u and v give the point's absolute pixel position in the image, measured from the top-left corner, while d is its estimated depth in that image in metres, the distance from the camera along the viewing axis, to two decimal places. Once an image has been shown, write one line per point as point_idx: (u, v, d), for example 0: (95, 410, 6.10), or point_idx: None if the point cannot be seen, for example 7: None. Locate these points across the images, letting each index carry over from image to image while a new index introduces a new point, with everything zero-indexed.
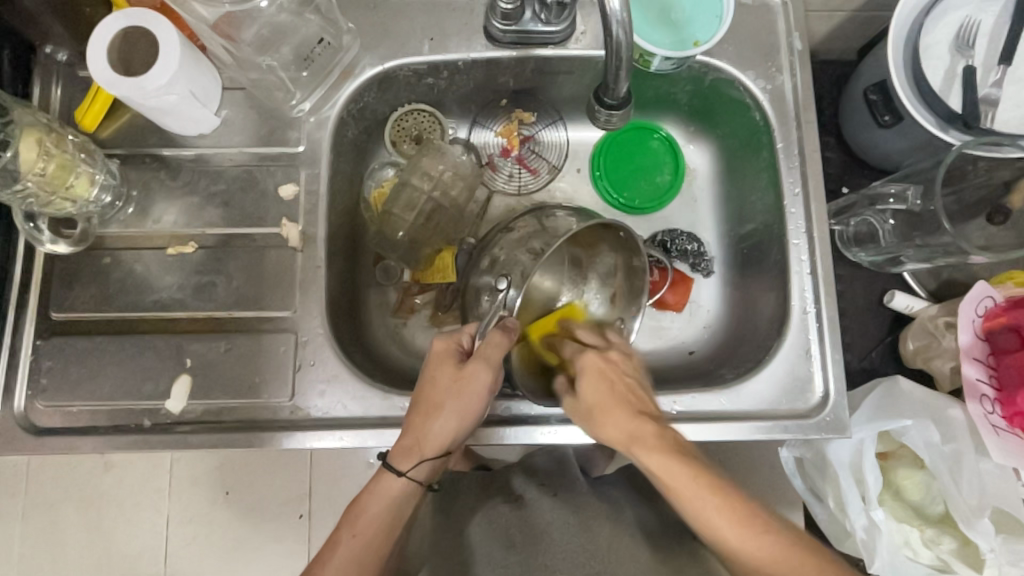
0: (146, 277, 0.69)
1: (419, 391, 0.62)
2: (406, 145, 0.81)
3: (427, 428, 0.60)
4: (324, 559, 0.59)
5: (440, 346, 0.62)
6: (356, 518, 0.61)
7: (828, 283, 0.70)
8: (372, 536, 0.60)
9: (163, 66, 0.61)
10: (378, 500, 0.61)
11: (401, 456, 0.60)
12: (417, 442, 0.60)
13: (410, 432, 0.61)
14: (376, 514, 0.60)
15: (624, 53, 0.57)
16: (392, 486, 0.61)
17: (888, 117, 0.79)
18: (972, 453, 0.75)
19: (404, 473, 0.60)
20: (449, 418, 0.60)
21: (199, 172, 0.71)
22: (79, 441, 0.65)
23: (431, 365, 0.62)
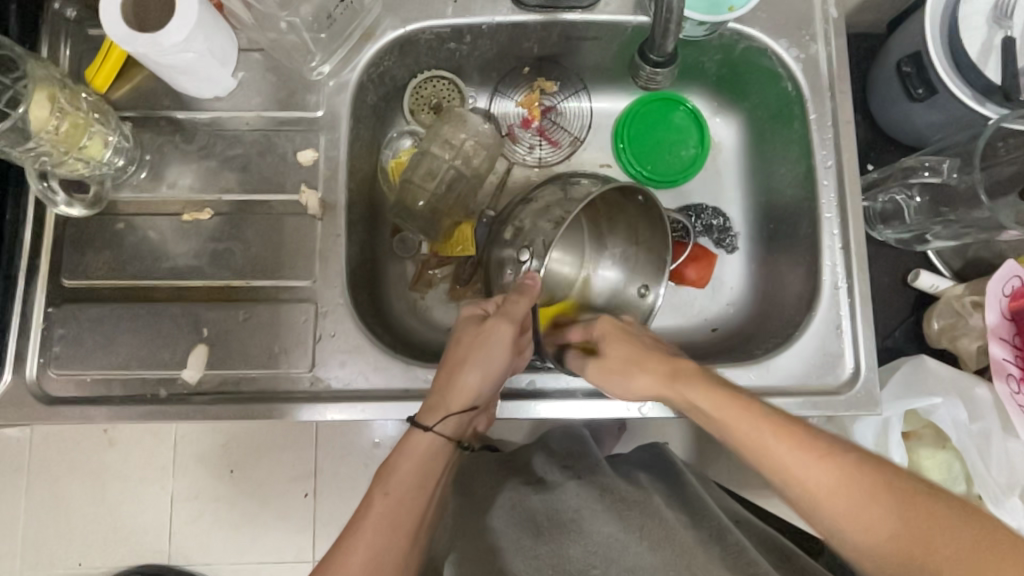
0: (161, 244, 0.67)
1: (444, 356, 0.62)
2: (425, 113, 0.78)
3: (452, 383, 0.60)
4: (355, 526, 0.52)
5: (466, 313, 0.64)
6: (389, 480, 0.54)
7: (861, 257, 0.68)
8: (405, 493, 0.54)
9: (181, 21, 0.58)
10: (409, 461, 0.56)
11: (427, 412, 0.59)
12: (444, 398, 0.59)
13: (436, 389, 0.60)
14: (409, 471, 0.55)
15: (676, 6, 0.59)
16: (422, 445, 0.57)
17: (922, 90, 0.77)
18: (999, 431, 0.74)
19: (431, 426, 0.57)
20: (473, 369, 0.60)
21: (214, 136, 0.69)
22: (93, 410, 0.63)
23: (455, 328, 0.64)
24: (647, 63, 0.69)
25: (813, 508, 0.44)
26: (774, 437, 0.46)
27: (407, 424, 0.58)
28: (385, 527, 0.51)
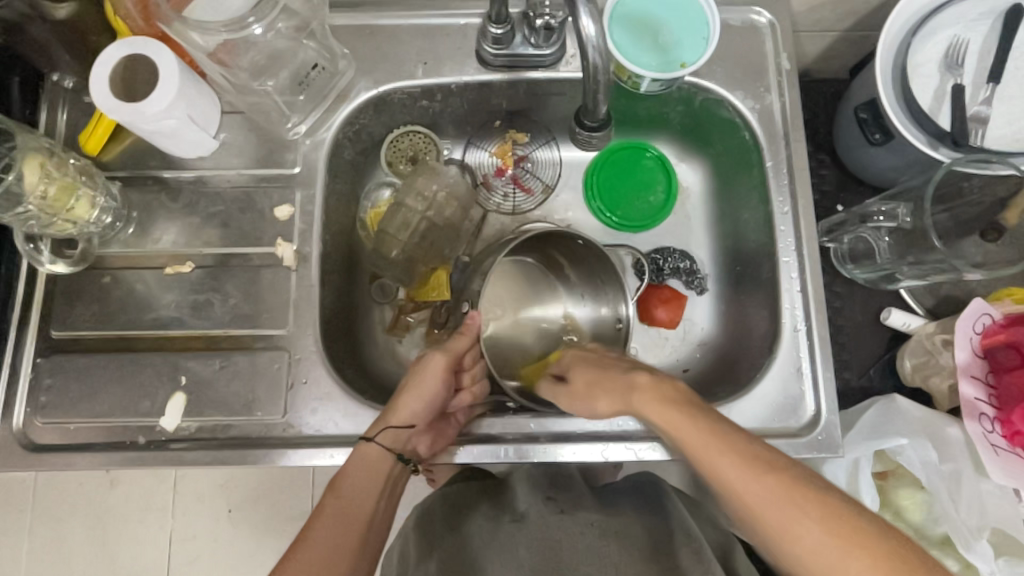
0: (146, 296, 0.70)
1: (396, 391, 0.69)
2: (403, 165, 0.82)
3: (399, 403, 0.66)
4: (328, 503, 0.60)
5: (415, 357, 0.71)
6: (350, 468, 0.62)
7: (818, 300, 0.70)
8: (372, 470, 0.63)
9: (163, 92, 0.63)
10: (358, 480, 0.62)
11: (377, 430, 0.65)
12: (390, 414, 0.65)
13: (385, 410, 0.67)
14: (375, 454, 0.64)
15: (601, 73, 0.61)
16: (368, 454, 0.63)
17: (879, 135, 0.79)
18: (971, 473, 0.74)
19: (369, 437, 0.64)
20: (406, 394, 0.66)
21: (197, 194, 0.73)
22: (76, 457, 0.66)
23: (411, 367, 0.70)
24: (584, 128, 0.72)
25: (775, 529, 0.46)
26: (728, 465, 0.49)
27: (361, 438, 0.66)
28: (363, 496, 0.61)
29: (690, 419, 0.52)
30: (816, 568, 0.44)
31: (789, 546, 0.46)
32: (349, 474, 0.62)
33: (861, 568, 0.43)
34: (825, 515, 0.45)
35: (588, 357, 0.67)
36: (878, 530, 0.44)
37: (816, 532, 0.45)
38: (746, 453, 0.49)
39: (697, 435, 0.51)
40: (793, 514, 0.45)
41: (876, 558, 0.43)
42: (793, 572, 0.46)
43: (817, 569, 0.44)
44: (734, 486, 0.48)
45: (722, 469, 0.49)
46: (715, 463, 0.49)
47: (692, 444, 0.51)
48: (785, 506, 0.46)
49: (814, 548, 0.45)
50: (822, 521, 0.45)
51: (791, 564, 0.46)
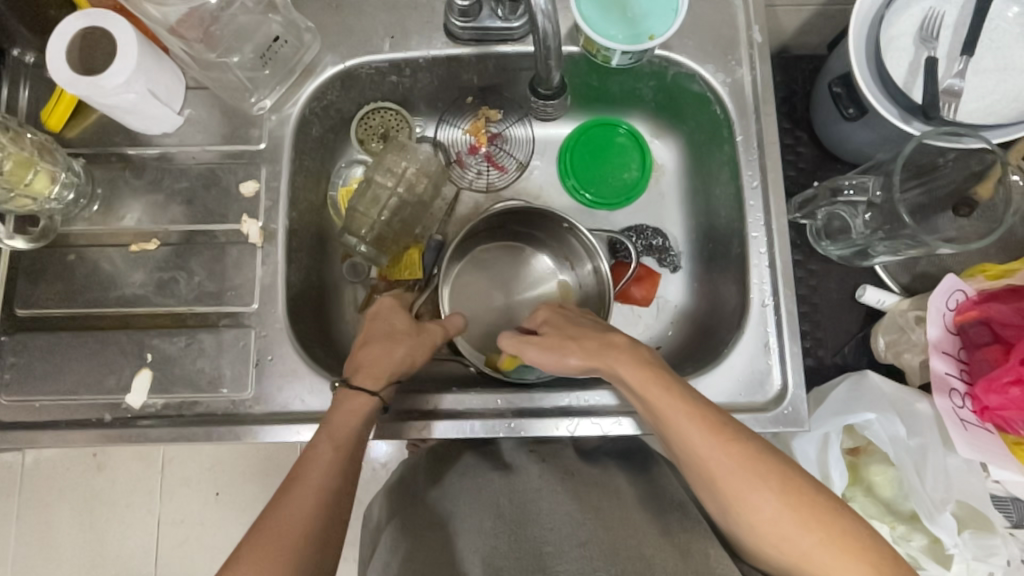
0: (112, 274, 0.70)
1: (370, 332, 0.66)
2: (374, 143, 0.81)
3: (392, 355, 0.63)
4: (306, 464, 0.55)
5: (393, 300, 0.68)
6: (336, 426, 0.58)
7: (786, 275, 0.69)
8: (356, 433, 0.59)
9: (119, 65, 0.62)
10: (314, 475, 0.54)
11: (367, 378, 0.62)
12: (382, 363, 0.63)
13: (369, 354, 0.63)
14: (357, 413, 0.60)
15: (553, 41, 0.61)
16: (358, 404, 0.60)
17: (853, 110, 0.78)
18: (938, 447, 0.74)
19: (372, 391, 0.61)
20: (405, 351, 0.64)
21: (163, 170, 0.72)
22: (42, 435, 0.65)
23: (386, 312, 0.67)
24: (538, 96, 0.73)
25: (733, 493, 0.51)
26: (699, 432, 0.52)
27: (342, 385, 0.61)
28: (343, 463, 0.56)
29: (670, 390, 0.54)
30: (763, 529, 0.50)
31: (743, 511, 0.51)
32: (339, 426, 0.58)
33: (800, 531, 0.49)
34: (781, 484, 0.50)
35: (559, 317, 0.66)
36: (819, 495, 0.50)
37: (769, 499, 0.50)
38: (720, 428, 0.53)
39: (682, 408, 0.53)
40: (755, 483, 0.50)
41: (815, 519, 0.49)
42: (740, 532, 0.52)
43: (765, 529, 0.50)
44: (703, 451, 0.52)
45: (698, 441, 0.52)
46: (686, 431, 0.53)
47: (672, 417, 0.53)
48: (743, 473, 0.51)
49: (766, 513, 0.50)
50: (776, 489, 0.50)
51: (741, 528, 0.52)
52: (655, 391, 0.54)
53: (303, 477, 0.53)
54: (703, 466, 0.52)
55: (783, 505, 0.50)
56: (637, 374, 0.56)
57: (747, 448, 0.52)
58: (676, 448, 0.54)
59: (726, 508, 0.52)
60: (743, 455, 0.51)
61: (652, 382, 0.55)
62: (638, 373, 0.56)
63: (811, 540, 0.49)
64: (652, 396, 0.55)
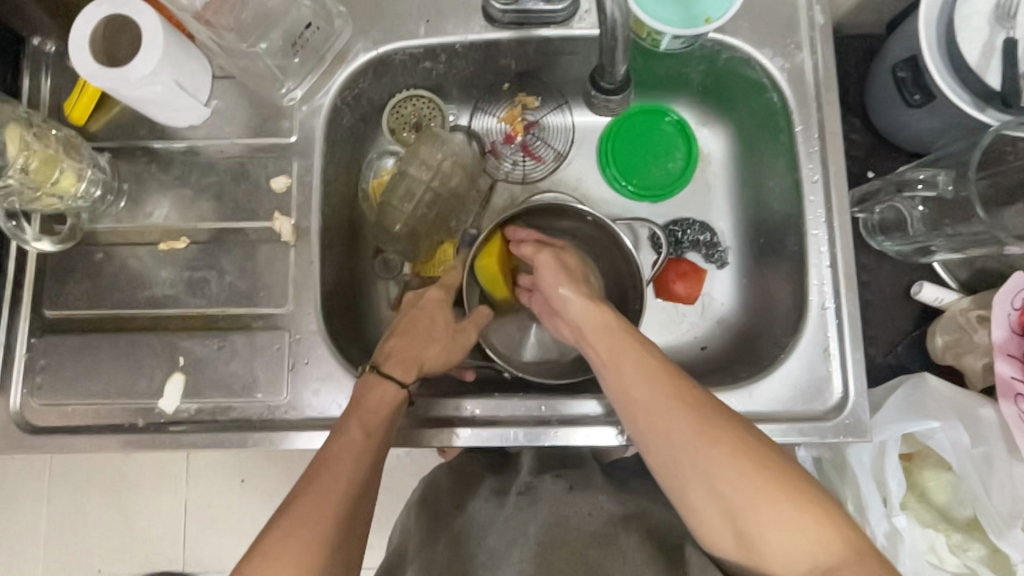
0: (140, 273, 0.68)
1: (410, 321, 0.65)
2: (406, 133, 0.77)
3: (427, 349, 0.64)
4: (329, 457, 0.51)
5: (439, 292, 0.68)
6: (366, 415, 0.56)
7: (848, 276, 0.65)
8: (381, 428, 0.56)
9: (146, 56, 0.59)
10: (296, 534, 0.45)
11: (397, 367, 0.61)
12: (413, 355, 0.63)
13: (405, 348, 0.63)
14: (382, 405, 0.58)
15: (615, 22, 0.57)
16: (388, 393, 0.59)
17: (919, 96, 0.73)
18: (1004, 455, 0.70)
19: (408, 384, 0.60)
20: (439, 350, 0.64)
21: (190, 164, 0.69)
22: (75, 440, 0.64)
23: (424, 308, 0.67)
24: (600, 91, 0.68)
25: (675, 441, 0.50)
26: (644, 377, 0.53)
27: (373, 371, 0.60)
28: (366, 459, 0.52)
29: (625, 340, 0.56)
30: (720, 489, 0.47)
31: (691, 463, 0.49)
32: (368, 406, 0.57)
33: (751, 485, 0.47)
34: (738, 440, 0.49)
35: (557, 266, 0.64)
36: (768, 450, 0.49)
37: (713, 451, 0.48)
38: (675, 383, 0.52)
39: (639, 365, 0.54)
40: (710, 438, 0.49)
41: (772, 475, 0.47)
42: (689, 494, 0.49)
43: (711, 481, 0.48)
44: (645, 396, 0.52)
45: (653, 396, 0.52)
46: (630, 374, 0.54)
47: (629, 375, 0.54)
48: (683, 417, 0.50)
49: (707, 462, 0.48)
50: (733, 444, 0.48)
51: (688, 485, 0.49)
52: (607, 338, 0.57)
53: (326, 471, 0.50)
54: (647, 415, 0.52)
55: (728, 457, 0.48)
56: (595, 318, 0.59)
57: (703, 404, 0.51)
58: (631, 410, 0.53)
59: (680, 471, 0.50)
60: (686, 401, 0.51)
61: (609, 334, 0.57)
62: (595, 317, 0.59)
63: (768, 496, 0.46)
64: (607, 346, 0.57)
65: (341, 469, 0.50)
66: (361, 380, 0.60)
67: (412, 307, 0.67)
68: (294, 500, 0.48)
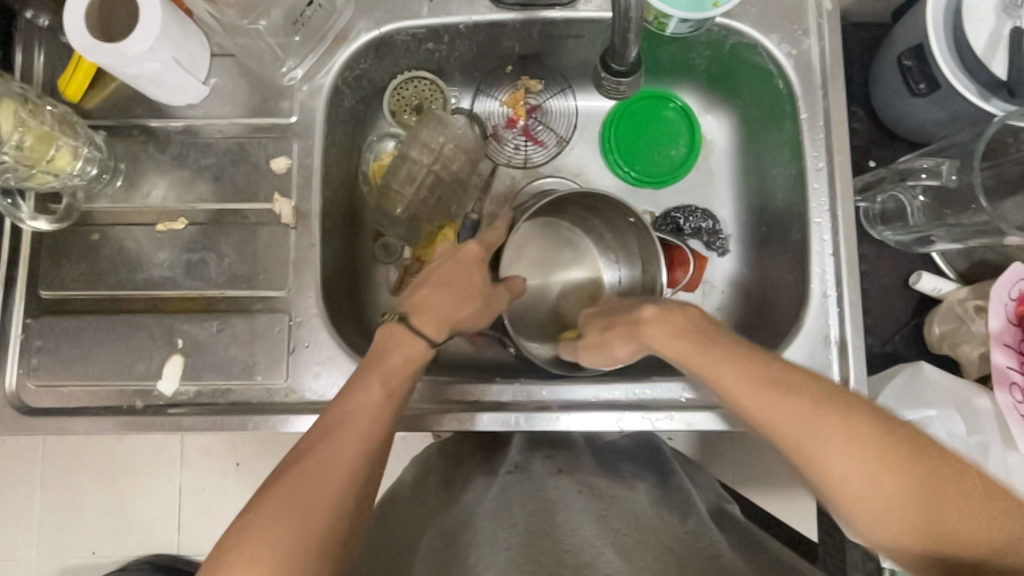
0: (137, 254, 0.67)
1: (446, 274, 0.63)
2: (407, 115, 0.76)
3: (461, 310, 0.63)
4: (341, 415, 0.51)
5: (478, 248, 0.65)
6: (387, 371, 0.55)
7: (851, 264, 0.66)
8: (399, 388, 0.55)
9: (145, 31, 0.57)
10: (301, 493, 0.45)
11: (428, 324, 0.60)
12: (445, 312, 0.61)
13: (440, 305, 0.61)
14: (399, 365, 0.56)
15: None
16: (414, 349, 0.58)
17: (923, 85, 0.73)
18: (999, 445, 0.71)
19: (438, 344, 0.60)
20: (470, 310, 0.63)
21: (188, 144, 0.68)
22: (72, 422, 0.63)
23: (464, 259, 0.65)
24: (612, 73, 0.68)
25: (808, 449, 0.43)
26: (746, 377, 0.46)
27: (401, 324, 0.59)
28: (380, 421, 0.52)
29: (708, 345, 0.50)
30: (870, 512, 0.42)
31: (830, 474, 0.43)
32: (397, 356, 0.57)
33: (901, 488, 0.41)
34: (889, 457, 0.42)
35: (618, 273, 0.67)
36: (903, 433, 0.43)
37: (857, 453, 0.42)
38: (799, 386, 0.45)
39: (756, 374, 0.46)
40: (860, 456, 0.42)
41: (941, 483, 0.42)
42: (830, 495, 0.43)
43: (857, 489, 0.42)
44: (758, 403, 0.45)
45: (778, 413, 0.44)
46: (730, 377, 0.47)
47: (740, 381, 0.47)
48: (811, 415, 0.43)
49: (850, 472, 0.42)
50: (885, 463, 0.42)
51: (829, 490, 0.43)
52: (686, 344, 0.51)
53: (340, 429, 0.49)
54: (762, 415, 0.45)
55: (880, 459, 0.42)
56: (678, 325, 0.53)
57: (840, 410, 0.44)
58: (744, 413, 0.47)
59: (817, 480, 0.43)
60: (811, 398, 0.44)
61: (694, 343, 0.51)
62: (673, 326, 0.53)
63: (913, 499, 0.41)
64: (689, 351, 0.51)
65: (356, 432, 0.50)
66: (381, 331, 0.59)
67: (449, 254, 0.65)
68: (302, 455, 0.47)
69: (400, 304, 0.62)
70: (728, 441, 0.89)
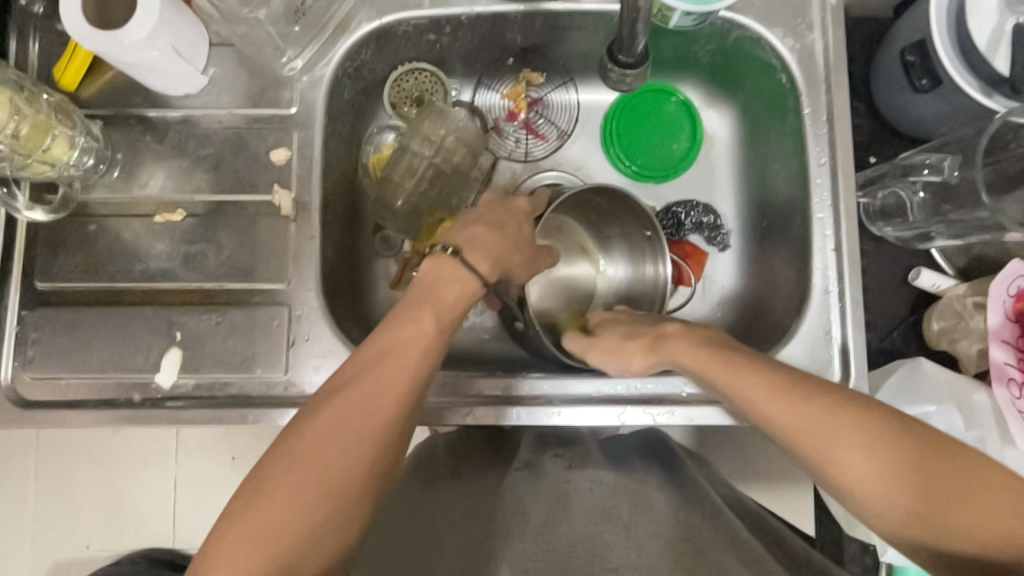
0: (135, 245, 0.66)
1: (498, 218, 0.63)
2: (408, 107, 0.76)
3: (513, 257, 0.62)
4: (390, 343, 0.51)
5: (527, 202, 0.66)
6: (437, 304, 0.55)
7: (853, 259, 0.65)
8: (449, 323, 0.55)
9: (143, 18, 0.56)
10: (351, 421, 0.47)
11: (484, 261, 0.59)
12: (499, 253, 0.60)
13: (494, 244, 0.60)
14: (449, 301, 0.56)
15: None
16: (463, 284, 0.57)
17: (926, 81, 0.73)
18: (996, 440, 0.71)
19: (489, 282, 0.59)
20: (519, 256, 0.63)
21: (186, 135, 0.67)
22: (68, 414, 0.63)
23: (516, 208, 0.65)
24: (617, 65, 0.68)
25: (822, 452, 0.47)
26: (765, 378, 0.50)
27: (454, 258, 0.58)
28: (427, 355, 0.52)
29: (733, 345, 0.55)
30: (878, 502, 0.45)
31: (843, 475, 0.46)
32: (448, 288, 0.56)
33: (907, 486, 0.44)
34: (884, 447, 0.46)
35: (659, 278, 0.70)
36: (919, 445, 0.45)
37: (867, 454, 0.45)
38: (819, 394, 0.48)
39: (768, 368, 0.51)
40: (859, 440, 0.46)
41: (953, 487, 0.44)
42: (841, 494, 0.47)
43: (866, 489, 0.45)
44: (781, 405, 0.48)
45: (788, 404, 0.48)
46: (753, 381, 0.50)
47: (762, 385, 0.50)
48: (826, 417, 0.47)
49: (862, 474, 0.45)
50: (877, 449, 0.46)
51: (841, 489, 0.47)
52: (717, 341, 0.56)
53: (391, 357, 0.50)
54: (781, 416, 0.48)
55: (889, 465, 0.45)
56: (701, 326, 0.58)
57: (837, 401, 0.47)
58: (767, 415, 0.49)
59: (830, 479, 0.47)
60: (829, 404, 0.47)
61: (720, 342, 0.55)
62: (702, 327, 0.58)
63: (923, 496, 0.44)
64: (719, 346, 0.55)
65: (403, 363, 0.50)
66: (427, 265, 0.58)
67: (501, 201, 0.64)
68: (356, 379, 0.49)
69: (450, 236, 0.60)
70: (726, 437, 0.89)
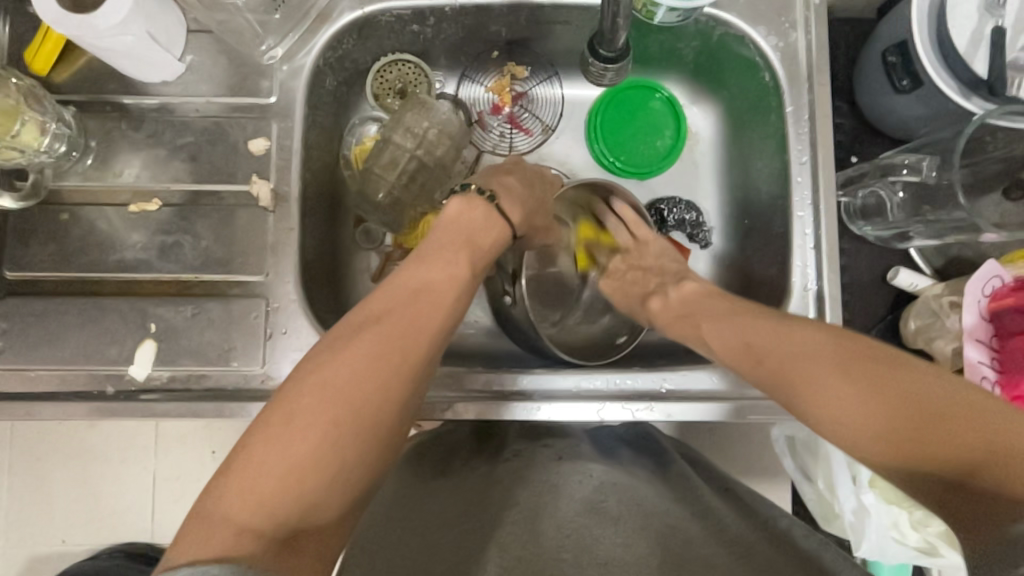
0: (109, 235, 0.65)
1: (531, 178, 0.67)
2: (390, 99, 0.74)
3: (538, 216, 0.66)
4: (422, 275, 0.53)
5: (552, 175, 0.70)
6: (466, 246, 0.58)
7: (832, 256, 0.66)
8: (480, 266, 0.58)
9: (116, 2, 0.55)
10: (360, 343, 0.47)
11: (513, 210, 0.62)
12: (531, 208, 0.64)
13: (522, 198, 0.64)
14: (482, 246, 0.59)
15: None
16: (488, 229, 0.60)
17: (906, 82, 0.73)
18: None
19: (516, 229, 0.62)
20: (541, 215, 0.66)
21: (163, 123, 0.66)
22: (39, 407, 0.61)
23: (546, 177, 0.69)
24: (599, 58, 0.68)
25: (802, 381, 0.47)
26: (761, 326, 0.53)
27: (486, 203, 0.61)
28: (452, 287, 0.54)
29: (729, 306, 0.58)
30: (853, 426, 0.43)
31: (819, 402, 0.46)
32: (481, 235, 0.59)
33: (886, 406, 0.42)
34: (874, 374, 0.44)
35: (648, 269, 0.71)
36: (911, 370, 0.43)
37: (838, 380, 0.45)
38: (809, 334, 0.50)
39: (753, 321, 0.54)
40: (839, 369, 0.45)
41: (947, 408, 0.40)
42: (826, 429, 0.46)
43: (849, 417, 0.44)
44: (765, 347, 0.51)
45: (768, 350, 0.51)
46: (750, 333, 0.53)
47: (751, 333, 0.53)
48: (804, 351, 0.48)
49: (840, 401, 0.44)
50: (863, 376, 0.44)
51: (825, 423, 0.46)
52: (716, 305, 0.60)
53: (422, 287, 0.52)
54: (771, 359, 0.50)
55: (870, 390, 0.43)
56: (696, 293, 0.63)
57: (813, 337, 0.49)
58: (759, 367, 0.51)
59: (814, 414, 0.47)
60: (817, 342, 0.48)
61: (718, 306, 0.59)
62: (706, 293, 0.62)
63: (901, 415, 0.41)
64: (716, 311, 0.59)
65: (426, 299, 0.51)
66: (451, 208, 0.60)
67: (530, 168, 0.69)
68: (376, 318, 0.49)
69: (482, 182, 0.64)
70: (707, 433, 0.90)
